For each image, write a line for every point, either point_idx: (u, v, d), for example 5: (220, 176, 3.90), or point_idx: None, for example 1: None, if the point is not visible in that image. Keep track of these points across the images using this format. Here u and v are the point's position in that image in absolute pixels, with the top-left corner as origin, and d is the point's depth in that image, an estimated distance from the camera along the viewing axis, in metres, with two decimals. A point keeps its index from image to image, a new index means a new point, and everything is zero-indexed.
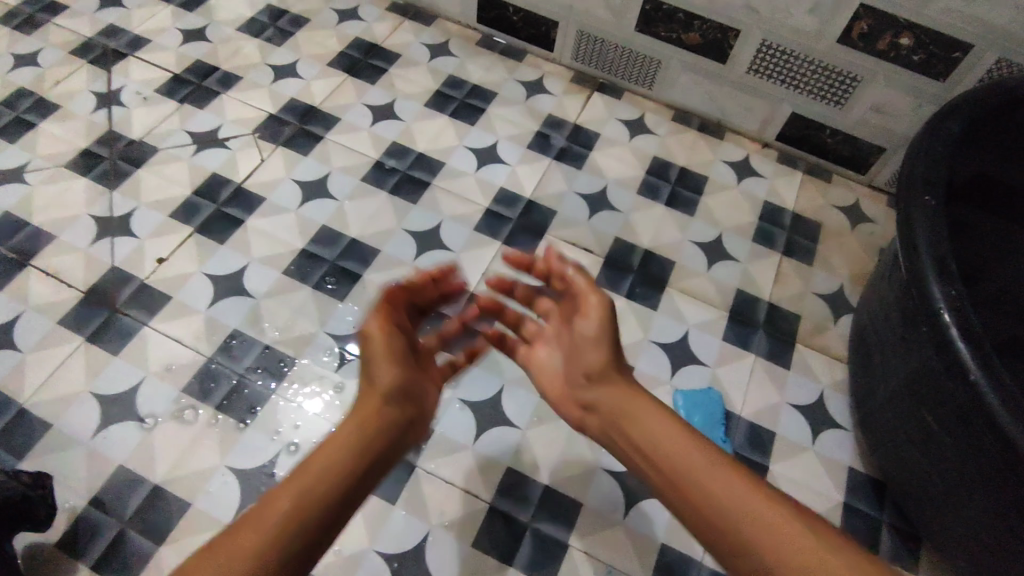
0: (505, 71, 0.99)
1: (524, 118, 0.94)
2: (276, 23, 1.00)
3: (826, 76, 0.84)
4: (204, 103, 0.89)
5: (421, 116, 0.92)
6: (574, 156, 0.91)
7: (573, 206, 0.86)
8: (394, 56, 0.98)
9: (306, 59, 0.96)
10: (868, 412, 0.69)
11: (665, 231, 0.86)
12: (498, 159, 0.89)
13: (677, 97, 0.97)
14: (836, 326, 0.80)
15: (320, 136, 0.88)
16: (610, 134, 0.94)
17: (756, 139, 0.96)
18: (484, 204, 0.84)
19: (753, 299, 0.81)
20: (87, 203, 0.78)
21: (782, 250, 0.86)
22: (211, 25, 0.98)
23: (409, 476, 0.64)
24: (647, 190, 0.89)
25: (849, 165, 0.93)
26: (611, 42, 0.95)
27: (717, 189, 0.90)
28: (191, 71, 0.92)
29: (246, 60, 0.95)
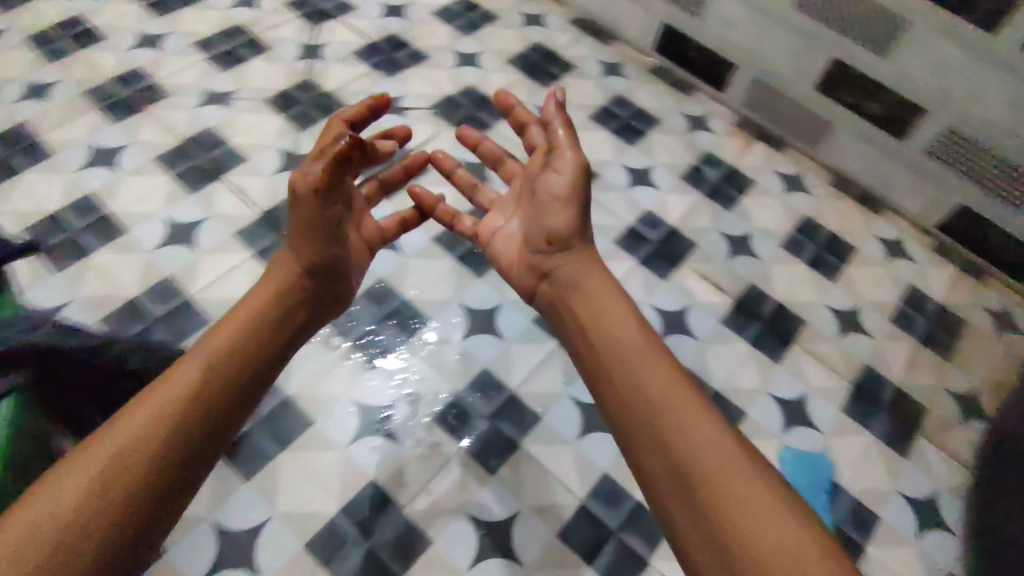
0: (673, 101, 1.01)
1: (682, 150, 0.96)
2: (468, 15, 1.06)
3: (1009, 172, 0.81)
4: (391, 73, 0.96)
5: (585, 127, 0.96)
6: (727, 200, 0.92)
7: (715, 245, 0.87)
8: (569, 67, 1.02)
9: (488, 52, 1.02)
10: (999, 528, 0.65)
11: (801, 291, 0.84)
12: (651, 185, 0.91)
13: (840, 164, 0.96)
14: (965, 428, 0.76)
15: (488, 125, 0.93)
16: (767, 185, 0.94)
17: (912, 223, 0.94)
18: (630, 222, 0.87)
19: (881, 378, 0.79)
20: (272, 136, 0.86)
21: (922, 339, 0.83)
22: (410, 5, 1.05)
23: (512, 454, 0.66)
24: (792, 246, 0.89)
25: (1010, 271, 0.88)
26: (788, 96, 0.95)
27: (863, 262, 0.89)
28: (386, 40, 1.00)
29: (434, 43, 1.01)
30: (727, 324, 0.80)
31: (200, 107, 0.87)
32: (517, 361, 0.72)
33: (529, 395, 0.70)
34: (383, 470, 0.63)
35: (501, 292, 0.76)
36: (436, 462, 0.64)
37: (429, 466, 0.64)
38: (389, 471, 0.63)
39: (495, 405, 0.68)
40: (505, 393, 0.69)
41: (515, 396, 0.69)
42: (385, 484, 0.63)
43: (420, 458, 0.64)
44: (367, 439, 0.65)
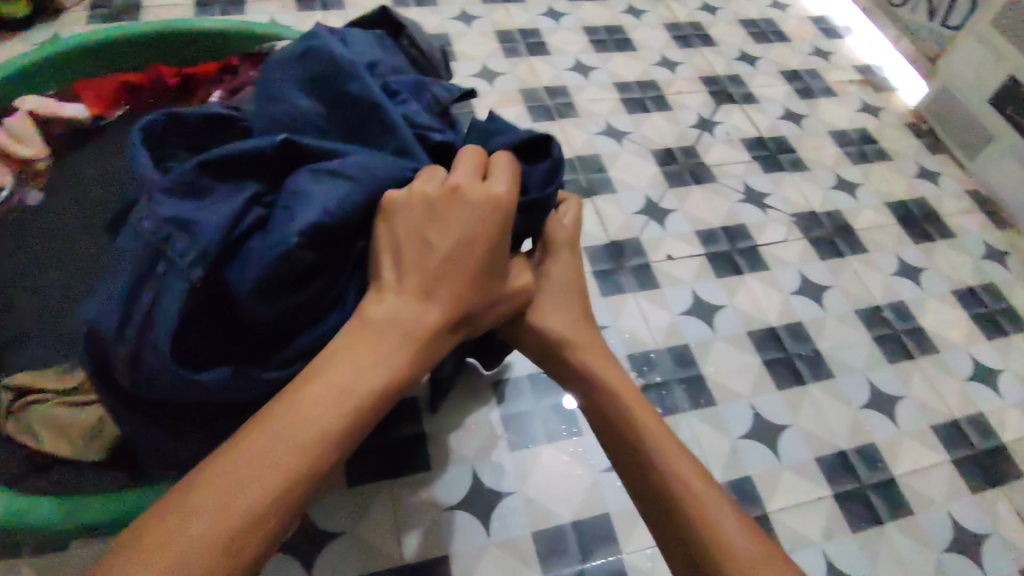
0: (789, 165, 1.05)
1: (799, 210, 0.99)
2: (579, 56, 1.15)
3: None
4: (503, 102, 1.05)
5: (695, 173, 1.01)
6: (893, 301, 0.91)
7: (807, 308, 0.88)
8: (831, 125, 1.13)
9: (594, 86, 1.10)
10: None
11: (942, 389, 0.84)
12: (752, 236, 0.94)
13: (990, 180, 1.07)
14: None
15: (593, 158, 1.00)
16: (930, 291, 0.93)
17: None
18: (726, 273, 0.89)
19: (971, 468, 0.78)
20: (649, 148, 1.03)
21: (1013, 436, 0.82)
22: (530, 43, 1.16)
23: (594, 514, 0.68)
24: (883, 323, 0.88)
25: None
26: (964, 106, 1.10)
27: (970, 361, 0.87)
28: (728, 79, 1.17)
29: (548, 76, 1.10)
30: (816, 398, 0.80)
31: (598, 134, 1.03)
32: None
33: None
34: (451, 513, 0.67)
35: (622, 346, 0.80)
36: (513, 511, 0.68)
37: (510, 515, 0.67)
38: (457, 516, 0.67)
39: (595, 457, 0.72)
40: None
41: None
42: (456, 531, 0.66)
43: (496, 511, 0.67)
44: (439, 482, 0.68)
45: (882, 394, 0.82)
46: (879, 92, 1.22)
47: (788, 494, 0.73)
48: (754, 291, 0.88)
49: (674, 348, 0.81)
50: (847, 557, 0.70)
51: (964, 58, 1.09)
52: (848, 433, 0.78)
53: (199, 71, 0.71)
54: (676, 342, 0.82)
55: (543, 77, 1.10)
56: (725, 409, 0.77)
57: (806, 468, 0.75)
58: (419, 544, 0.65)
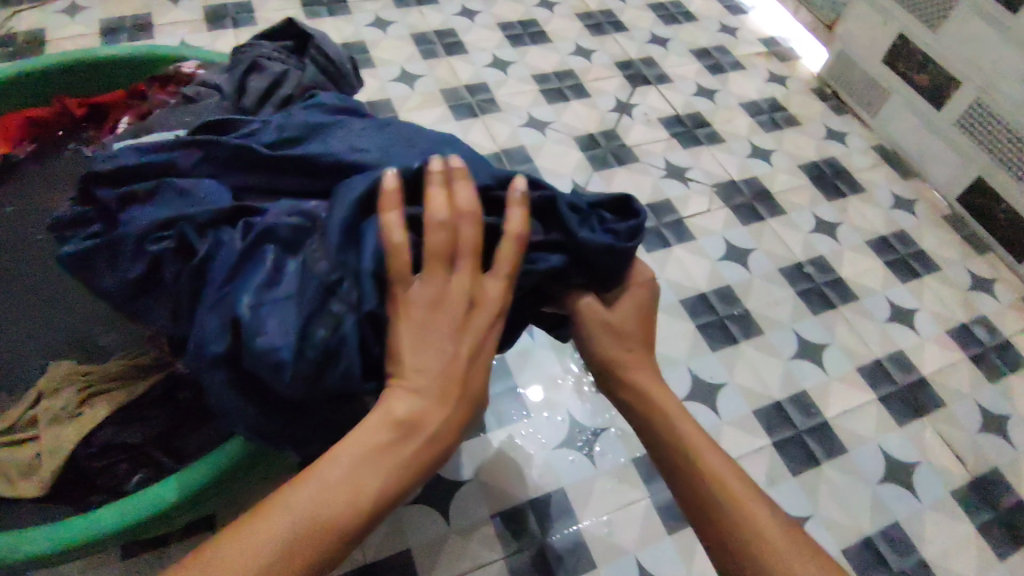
0: (706, 139, 1.10)
1: (719, 181, 1.04)
2: (496, 52, 1.17)
3: (1017, 149, 0.95)
4: (425, 104, 1.06)
5: (618, 155, 1.05)
6: (813, 257, 0.96)
7: (734, 272, 0.92)
8: (742, 98, 1.19)
9: (513, 80, 1.13)
10: (975, 530, 0.76)
11: (865, 333, 0.89)
12: (677, 210, 0.98)
13: (892, 133, 1.14)
14: (973, 436, 0.83)
15: (519, 149, 1.02)
16: (846, 244, 0.99)
17: (943, 258, 1.00)
18: (656, 247, 0.93)
19: (898, 403, 0.84)
20: (572, 135, 1.06)
21: (933, 368, 0.88)
22: (447, 44, 1.17)
23: (549, 491, 0.71)
24: (806, 278, 0.94)
25: (1011, 264, 1.00)
26: (862, 68, 1.17)
27: (889, 305, 0.93)
28: (642, 62, 1.22)
29: (468, 75, 1.12)
30: (749, 356, 0.85)
31: (521, 126, 1.06)
32: (584, 401, 0.77)
33: (573, 436, 0.75)
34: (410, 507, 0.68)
35: None
36: (470, 498, 0.69)
37: (467, 502, 0.69)
38: (416, 511, 0.68)
39: (546, 437, 0.74)
40: (565, 422, 0.75)
41: (568, 432, 0.75)
42: (416, 525, 0.67)
43: (454, 501, 0.69)
44: None
45: (810, 344, 0.87)
46: (785, 62, 1.28)
47: (731, 448, 0.77)
48: (683, 262, 0.92)
49: None
50: (791, 500, 0.74)
51: (857, 22, 1.15)
52: (782, 384, 0.83)
53: (107, 100, 0.71)
54: None
55: (463, 75, 1.12)
56: (666, 375, 0.81)
57: (746, 422, 0.79)
58: (380, 542, 0.66)
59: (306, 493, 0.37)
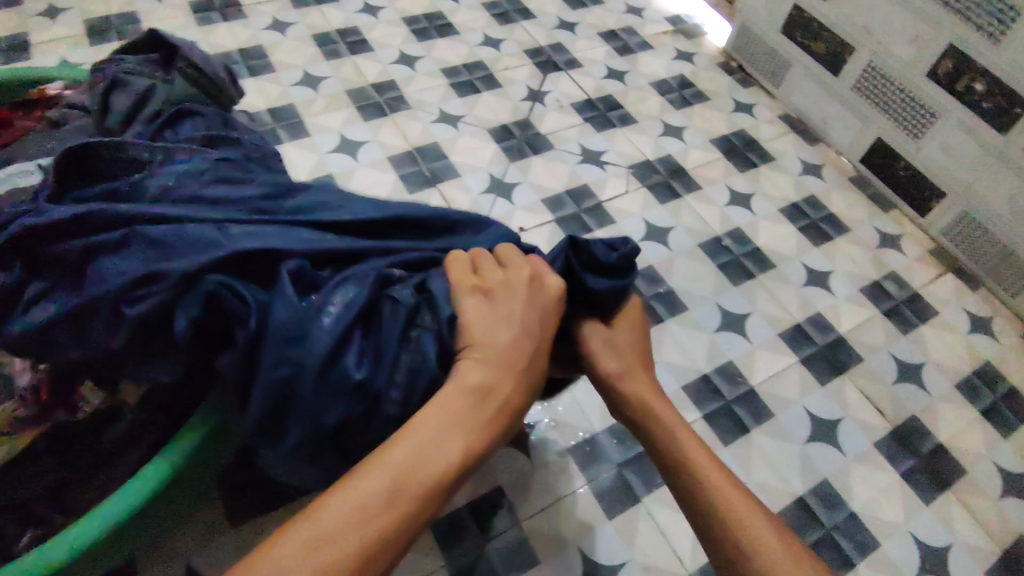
0: (620, 121, 1.10)
1: (635, 162, 1.04)
2: (402, 48, 1.15)
3: (911, 107, 0.99)
4: (332, 106, 1.03)
5: (534, 143, 1.04)
6: (730, 229, 0.98)
7: (655, 251, 0.94)
8: (652, 77, 1.20)
9: (421, 75, 1.11)
10: (898, 477, 0.79)
11: (783, 299, 0.92)
12: (596, 194, 0.99)
13: (796, 102, 1.18)
14: (891, 387, 0.86)
15: (432, 145, 1.00)
16: (760, 213, 1.01)
17: (852, 218, 1.04)
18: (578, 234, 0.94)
19: (819, 363, 0.87)
20: (485, 127, 1.05)
21: (849, 326, 0.91)
22: (351, 42, 1.14)
23: (485, 489, 0.70)
24: (725, 250, 0.96)
25: (914, 219, 1.05)
26: (763, 40, 1.19)
27: (804, 269, 0.96)
28: (551, 48, 1.21)
29: (374, 73, 1.09)
30: (675, 332, 0.86)
31: (433, 122, 1.04)
32: None
33: None
34: None
35: None
36: None
37: None
38: None
39: None
40: None
41: None
42: None
43: None
44: None
45: (733, 316, 0.89)
46: (690, 39, 1.30)
47: None
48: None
49: None
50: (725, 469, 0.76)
51: None
52: (709, 357, 0.85)
53: None
54: None
55: (369, 74, 1.09)
56: None
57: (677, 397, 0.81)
58: None
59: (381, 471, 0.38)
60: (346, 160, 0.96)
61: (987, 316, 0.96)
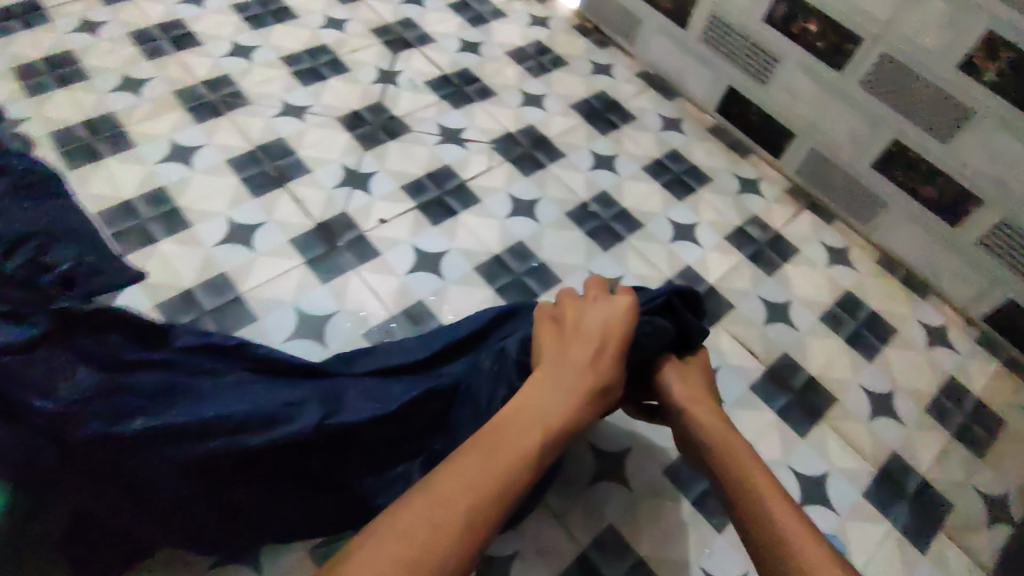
0: (477, 95, 1.07)
1: (496, 136, 1.02)
2: (235, 39, 1.06)
3: (754, 53, 1.01)
4: (160, 112, 0.94)
5: (388, 128, 0.99)
6: (596, 194, 0.98)
7: (523, 226, 0.92)
8: (507, 46, 1.17)
9: (260, 67, 1.03)
10: (773, 415, 0.82)
11: (654, 257, 0.93)
12: (459, 174, 0.96)
13: (651, 58, 1.18)
14: (762, 329, 0.89)
15: (278, 143, 0.94)
16: (625, 174, 1.01)
17: (713, 167, 1.06)
18: (443, 219, 0.90)
19: None
20: (334, 116, 0.99)
21: (719, 275, 0.93)
22: (176, 38, 1.04)
23: None
24: (593, 216, 0.95)
25: (770, 162, 1.08)
26: None
27: (672, 224, 0.97)
28: (400, 24, 1.15)
29: (206, 70, 1.01)
30: None
31: (276, 116, 0.97)
32: None
33: None
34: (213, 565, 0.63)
35: (357, 328, 0.79)
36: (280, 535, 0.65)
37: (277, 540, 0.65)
38: None
39: None
40: None
41: None
42: None
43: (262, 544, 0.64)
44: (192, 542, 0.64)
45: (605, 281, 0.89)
46: (544, 2, 1.27)
47: None
48: (472, 228, 0.90)
49: (410, 309, 0.82)
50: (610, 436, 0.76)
51: None
52: None
53: None
54: (412, 302, 0.82)
55: (200, 71, 1.00)
56: None
57: None
58: None
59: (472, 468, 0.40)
60: (183, 171, 0.89)
61: (843, 247, 1.00)
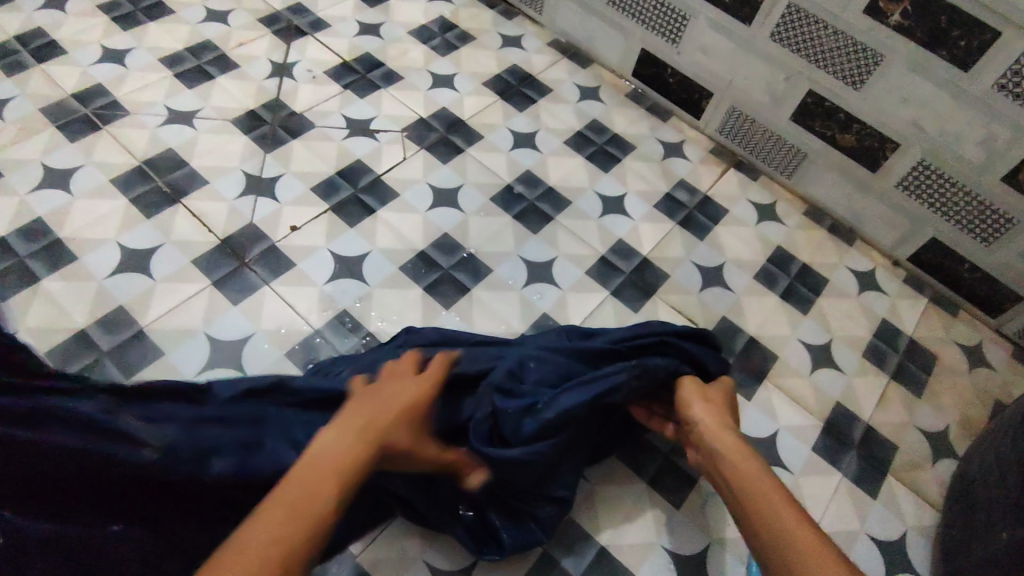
0: (383, 80, 1.00)
1: (408, 123, 0.96)
2: (105, 43, 0.96)
3: (663, 12, 0.98)
4: (26, 133, 0.84)
5: (290, 126, 0.92)
6: (519, 174, 0.94)
7: (446, 217, 0.87)
8: (409, 25, 1.10)
9: (137, 72, 0.93)
10: None
11: (585, 234, 0.90)
12: (371, 169, 0.90)
13: (561, 26, 1.13)
14: (700, 295, 0.88)
15: (168, 154, 0.86)
16: (547, 150, 0.98)
17: (635, 133, 1.03)
18: (360, 219, 0.85)
19: (630, 291, 0.86)
20: (228, 118, 0.91)
21: (652, 245, 0.91)
22: (35, 47, 0.93)
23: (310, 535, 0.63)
24: (518, 198, 0.91)
25: (691, 123, 1.06)
26: None
27: (600, 197, 0.94)
28: (290, 11, 1.07)
29: (74, 80, 0.90)
30: (483, 299, 0.81)
31: (161, 126, 0.88)
32: None
33: None
34: None
35: (279, 348, 0.73)
36: None
37: None
38: None
39: None
40: None
41: None
42: None
43: None
44: None
45: (537, 265, 0.85)
46: None
47: None
48: (392, 224, 0.85)
49: (335, 320, 0.76)
50: None
51: None
52: (522, 315, 0.81)
53: None
54: (336, 312, 0.77)
55: (67, 83, 0.90)
56: None
57: None
58: None
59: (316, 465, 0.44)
60: (61, 197, 0.80)
61: (770, 202, 1.00)
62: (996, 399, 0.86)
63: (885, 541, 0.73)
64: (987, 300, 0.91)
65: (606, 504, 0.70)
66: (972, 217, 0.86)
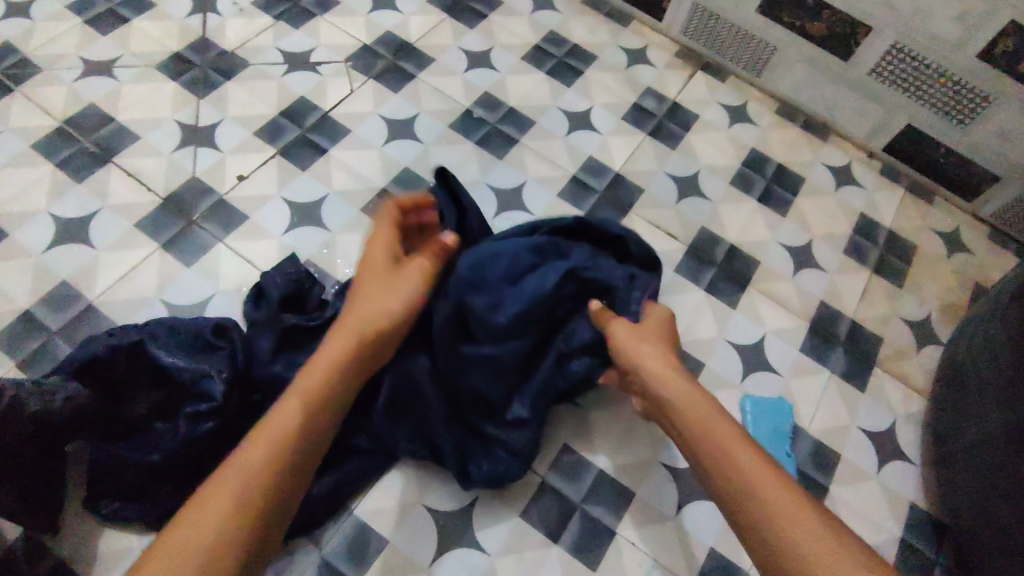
0: (318, 6, 0.92)
1: (351, 52, 0.88)
2: None
3: None
4: None
5: (222, 67, 0.84)
6: (477, 97, 0.88)
7: (404, 150, 0.82)
8: None
9: (42, 22, 0.84)
10: (704, 293, 0.79)
11: (552, 154, 0.85)
12: (317, 105, 0.83)
13: None
14: (677, 207, 0.85)
15: (90, 110, 0.78)
16: (504, 68, 0.91)
17: (595, 42, 0.97)
18: (312, 160, 0.79)
19: (604, 209, 0.83)
20: (152, 64, 0.83)
21: (624, 160, 0.87)
22: None
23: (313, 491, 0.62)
24: (478, 122, 0.86)
25: (653, 26, 1.00)
26: None
27: (564, 114, 0.89)
28: None
29: None
30: None
31: (79, 80, 0.80)
32: None
33: None
34: None
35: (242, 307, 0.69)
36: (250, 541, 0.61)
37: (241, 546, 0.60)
38: None
39: None
40: None
41: None
42: None
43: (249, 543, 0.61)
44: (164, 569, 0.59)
45: (506, 192, 0.81)
46: None
47: None
48: (347, 163, 0.80)
49: None
50: None
51: None
52: None
53: None
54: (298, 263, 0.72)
55: None
56: None
57: None
58: None
59: (302, 387, 0.48)
60: None
61: (741, 103, 0.95)
62: (975, 281, 0.86)
63: (875, 431, 0.74)
64: (964, 184, 0.90)
65: (604, 428, 0.69)
66: (946, 99, 0.83)
